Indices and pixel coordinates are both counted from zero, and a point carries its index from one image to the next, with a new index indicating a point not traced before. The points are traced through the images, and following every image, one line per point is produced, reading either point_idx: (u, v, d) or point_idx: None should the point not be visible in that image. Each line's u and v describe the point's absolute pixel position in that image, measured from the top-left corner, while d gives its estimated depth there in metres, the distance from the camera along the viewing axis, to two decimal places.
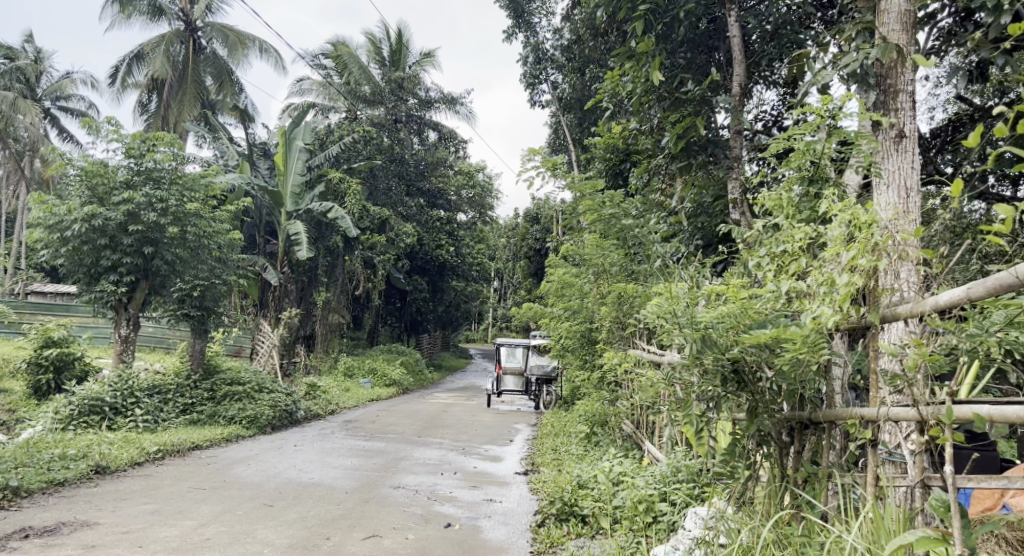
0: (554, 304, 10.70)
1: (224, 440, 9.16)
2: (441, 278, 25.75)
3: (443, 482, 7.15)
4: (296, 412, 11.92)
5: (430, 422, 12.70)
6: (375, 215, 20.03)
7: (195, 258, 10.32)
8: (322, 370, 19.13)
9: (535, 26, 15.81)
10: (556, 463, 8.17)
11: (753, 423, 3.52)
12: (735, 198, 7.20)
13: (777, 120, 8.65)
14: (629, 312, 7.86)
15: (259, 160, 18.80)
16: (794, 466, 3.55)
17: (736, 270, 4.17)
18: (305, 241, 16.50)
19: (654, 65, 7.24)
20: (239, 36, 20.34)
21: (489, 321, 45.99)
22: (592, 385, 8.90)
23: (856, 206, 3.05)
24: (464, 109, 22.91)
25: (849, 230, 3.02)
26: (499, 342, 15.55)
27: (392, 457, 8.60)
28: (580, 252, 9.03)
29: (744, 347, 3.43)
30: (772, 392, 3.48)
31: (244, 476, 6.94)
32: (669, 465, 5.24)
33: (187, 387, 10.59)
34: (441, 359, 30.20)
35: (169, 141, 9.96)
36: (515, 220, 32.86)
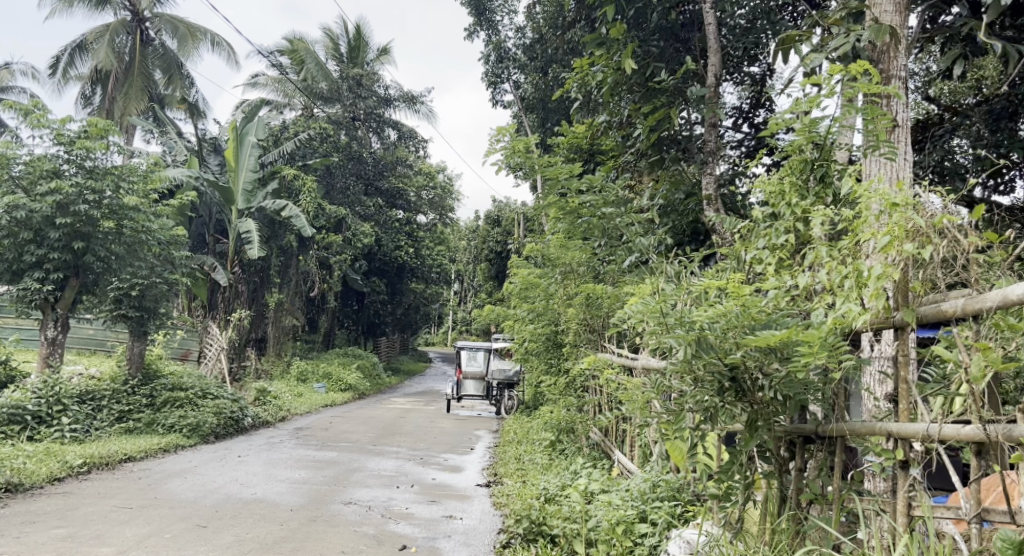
0: (517, 306, 10.24)
1: (161, 450, 8.47)
2: (399, 279, 25.17)
3: (398, 496, 6.62)
4: (243, 419, 11.22)
5: (387, 428, 12.13)
6: (331, 214, 19.35)
7: (133, 255, 9.62)
8: (274, 375, 18.35)
9: (496, 24, 15.28)
10: (520, 474, 7.69)
11: (752, 438, 3.10)
12: (711, 194, 6.82)
13: (749, 113, 8.35)
14: (599, 314, 7.37)
15: (209, 155, 17.95)
16: (797, 486, 3.13)
17: (730, 261, 3.77)
18: (256, 240, 15.81)
19: (626, 53, 6.77)
20: (190, 28, 19.42)
21: (449, 325, 45.47)
22: (557, 391, 8.43)
23: (886, 187, 2.52)
24: (424, 108, 22.34)
25: (878, 213, 2.51)
26: (459, 345, 14.98)
27: (345, 469, 8.02)
28: (544, 252, 8.58)
29: (746, 350, 2.98)
30: (774, 402, 3.05)
31: (178, 493, 6.31)
32: (647, 481, 4.79)
33: (124, 393, 9.88)
34: (399, 363, 29.56)
35: (104, 130, 9.18)
36: (477, 222, 32.41)
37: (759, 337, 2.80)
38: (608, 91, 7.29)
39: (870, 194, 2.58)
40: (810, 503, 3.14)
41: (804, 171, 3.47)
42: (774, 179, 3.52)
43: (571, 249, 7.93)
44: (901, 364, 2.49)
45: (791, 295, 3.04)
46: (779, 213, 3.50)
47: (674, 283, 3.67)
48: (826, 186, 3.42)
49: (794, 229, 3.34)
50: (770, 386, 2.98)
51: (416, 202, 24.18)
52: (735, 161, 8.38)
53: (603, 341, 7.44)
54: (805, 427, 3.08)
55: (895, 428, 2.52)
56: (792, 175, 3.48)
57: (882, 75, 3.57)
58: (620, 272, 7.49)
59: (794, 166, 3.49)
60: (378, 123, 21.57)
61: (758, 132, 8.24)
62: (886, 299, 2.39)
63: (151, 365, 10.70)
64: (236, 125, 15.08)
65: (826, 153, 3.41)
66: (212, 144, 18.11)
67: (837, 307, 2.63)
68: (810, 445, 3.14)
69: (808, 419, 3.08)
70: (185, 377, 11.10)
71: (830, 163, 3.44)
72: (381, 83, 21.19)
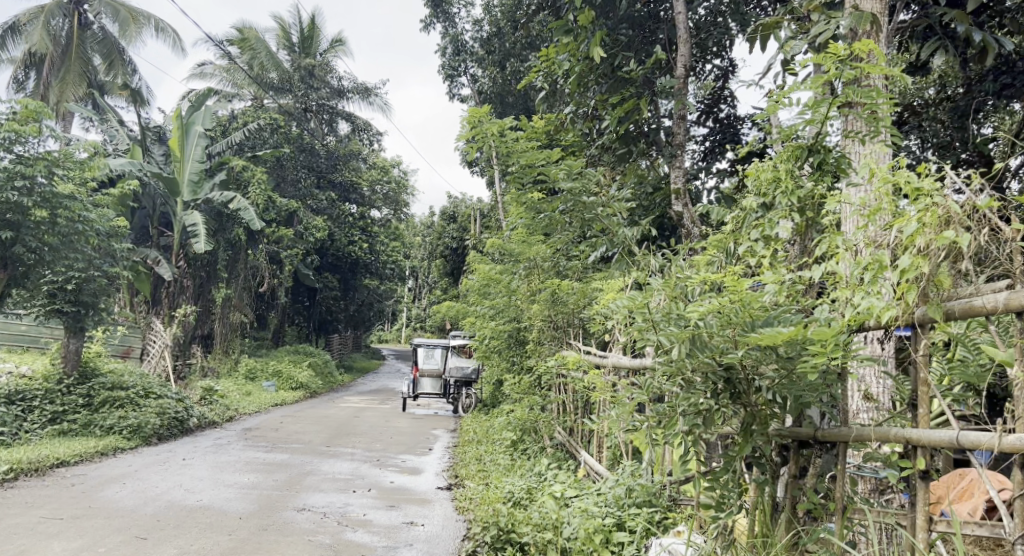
0: (477, 303, 9.93)
1: (97, 454, 7.96)
2: (353, 275, 24.63)
3: (355, 502, 6.28)
4: (188, 420, 10.69)
5: (340, 428, 11.71)
6: (282, 207, 18.75)
7: (68, 246, 9.06)
8: (221, 373, 17.68)
9: (453, 17, 14.93)
10: (481, 476, 7.42)
11: (748, 443, 2.85)
12: (679, 188, 6.38)
13: (711, 108, 8.17)
14: (565, 311, 7.10)
15: (154, 145, 17.20)
16: (793, 494, 2.91)
17: (720, 252, 3.52)
18: (203, 233, 15.22)
19: (595, 40, 6.47)
20: (131, 12, 18.59)
21: (403, 322, 44.91)
22: (520, 390, 8.16)
23: (911, 170, 2.29)
24: (379, 101, 21.85)
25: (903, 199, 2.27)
26: (416, 343, 14.59)
27: (297, 472, 7.62)
28: (506, 248, 8.29)
29: (746, 349, 2.72)
30: (773, 404, 2.81)
31: (115, 501, 5.86)
32: (622, 486, 4.53)
33: (59, 393, 9.32)
34: (352, 361, 28.99)
35: (36, 112, 8.59)
36: (431, 218, 32.01)
37: (763, 335, 2.55)
38: (575, 81, 7.00)
39: (892, 180, 2.35)
40: (807, 512, 2.92)
41: (801, 158, 3.18)
42: (769, 165, 3.25)
43: (534, 244, 7.64)
44: (921, 365, 2.27)
45: (793, 291, 2.81)
46: (772, 202, 3.25)
47: (659, 276, 3.40)
48: (823, 172, 3.16)
49: (789, 219, 3.12)
50: (767, 387, 2.75)
51: (370, 196, 23.62)
52: (699, 156, 8.24)
53: (569, 338, 7.19)
54: (802, 431, 2.84)
55: (915, 434, 2.29)
56: (786, 160, 3.21)
57: (884, 55, 3.28)
58: (586, 267, 7.23)
59: (790, 151, 3.21)
60: (330, 115, 21.00)
61: (722, 127, 8.07)
62: (910, 291, 2.18)
63: (89, 363, 10.14)
64: (182, 114, 14.47)
65: (825, 136, 3.13)
66: (156, 133, 17.35)
67: (853, 301, 2.39)
68: (807, 450, 2.92)
69: (805, 423, 2.85)
70: (125, 375, 10.53)
71: (829, 147, 3.15)
72: (335, 74, 20.64)
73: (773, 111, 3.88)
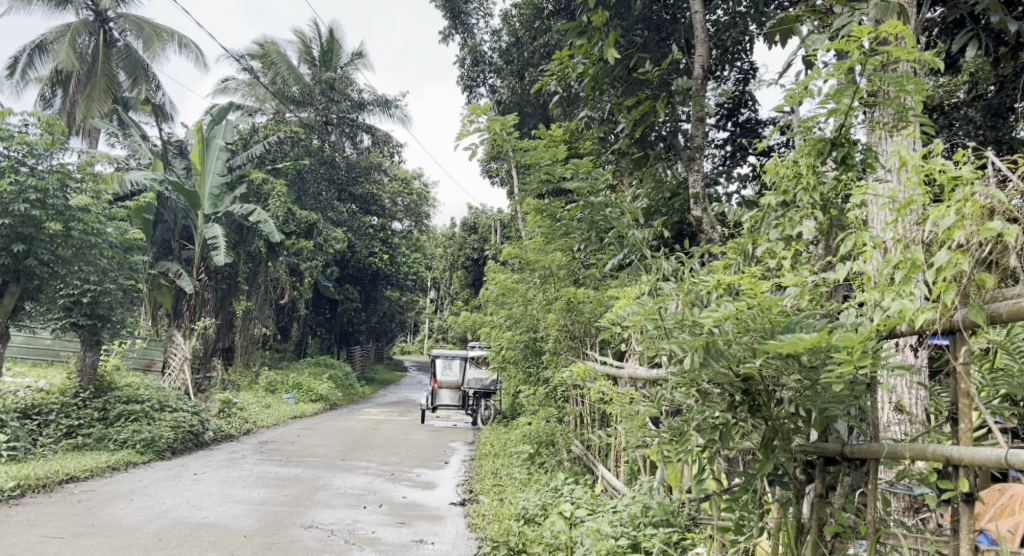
0: (494, 312, 9.74)
1: (109, 468, 7.87)
2: (374, 286, 24.58)
3: (365, 518, 6.09)
4: (204, 434, 10.59)
5: (357, 441, 11.54)
6: (302, 219, 18.72)
7: (82, 259, 9.02)
8: (241, 386, 17.66)
9: (472, 27, 14.79)
10: (497, 491, 7.20)
11: (768, 461, 2.61)
12: (698, 192, 6.14)
13: (733, 111, 7.93)
14: (581, 320, 6.89)
15: (175, 159, 17.23)
16: (820, 515, 2.65)
17: (737, 254, 3.29)
18: (223, 246, 15.20)
19: (609, 42, 6.23)
20: (155, 29, 18.69)
21: (426, 333, 44.89)
22: (536, 402, 7.95)
23: (947, 158, 2.06)
24: (399, 112, 21.81)
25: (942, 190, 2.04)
26: (434, 354, 14.39)
27: (308, 487, 7.45)
28: (522, 256, 8.10)
29: (765, 357, 2.48)
30: (796, 418, 2.57)
31: (119, 518, 5.74)
32: (638, 504, 4.30)
33: (74, 407, 9.27)
34: (374, 372, 28.94)
35: (49, 125, 8.57)
36: (452, 228, 31.95)
37: (784, 343, 2.32)
38: (590, 84, 6.74)
39: (926, 169, 2.11)
40: (836, 535, 2.66)
41: (824, 151, 2.93)
42: (789, 160, 3.01)
43: (549, 251, 7.43)
44: (961, 375, 2.03)
45: (815, 294, 2.57)
46: (793, 200, 3.02)
47: (672, 281, 3.17)
48: (848, 166, 2.90)
49: (810, 217, 2.90)
50: (790, 399, 2.51)
51: (391, 208, 23.57)
52: (720, 159, 8.00)
53: (585, 348, 6.99)
54: (828, 448, 2.59)
55: (955, 452, 2.05)
56: (808, 154, 2.96)
57: (914, 39, 3.03)
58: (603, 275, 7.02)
59: (811, 144, 2.95)
60: (351, 128, 21.00)
61: (743, 130, 7.84)
62: (949, 292, 1.94)
63: (105, 377, 10.08)
64: (202, 128, 14.44)
65: (849, 127, 2.87)
66: (177, 147, 17.42)
67: (885, 303, 2.15)
68: (833, 468, 2.66)
69: (831, 438, 2.60)
70: (141, 389, 10.46)
71: (854, 139, 2.91)
72: (355, 87, 20.67)
73: (794, 102, 3.64)
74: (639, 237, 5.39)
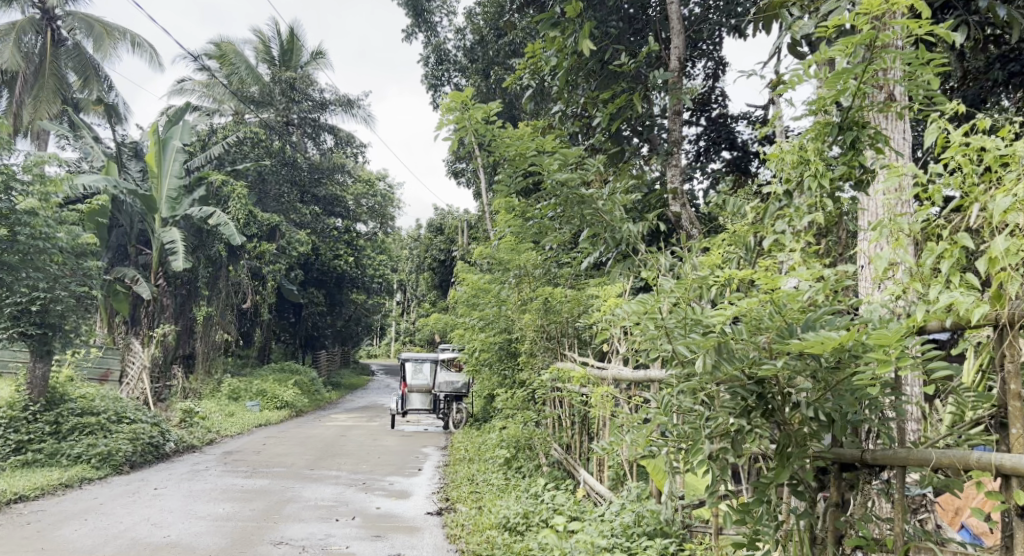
0: (465, 315, 9.48)
1: (61, 485, 7.46)
2: (339, 290, 24.11)
3: (338, 532, 5.79)
4: (164, 446, 10.15)
5: (325, 449, 11.19)
6: (263, 221, 18.19)
7: (29, 264, 8.57)
8: (203, 394, 17.13)
9: (435, 26, 14.48)
10: (474, 499, 6.95)
11: (784, 470, 2.31)
12: (675, 187, 5.91)
13: (705, 107, 7.70)
14: (559, 320, 6.68)
15: (129, 162, 16.62)
16: (843, 527, 2.39)
17: (739, 245, 3.14)
18: (182, 251, 14.70)
19: (585, 33, 5.82)
20: (106, 27, 18.05)
21: (392, 336, 44.41)
22: (511, 405, 7.71)
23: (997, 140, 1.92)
24: (362, 112, 21.43)
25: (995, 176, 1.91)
26: (404, 358, 14.05)
27: (276, 499, 7.12)
28: (495, 256, 7.84)
29: (784, 358, 2.23)
30: (815, 422, 2.30)
31: (72, 541, 5.39)
32: (631, 513, 4.10)
33: (23, 421, 8.82)
34: (340, 377, 28.45)
35: None
36: (418, 230, 31.61)
37: (808, 342, 2.07)
38: (563, 77, 6.42)
39: (970, 150, 2.00)
40: (857, 548, 2.41)
41: (830, 136, 2.62)
42: (794, 144, 2.74)
43: (523, 250, 7.19)
44: (1013, 374, 1.89)
45: (832, 290, 2.31)
46: (797, 188, 2.79)
47: (667, 276, 2.89)
48: (856, 152, 2.62)
49: (819, 208, 2.67)
50: (808, 403, 2.24)
51: (355, 210, 23.13)
52: (693, 156, 7.76)
53: (564, 349, 6.79)
54: (846, 454, 2.31)
55: (1010, 459, 1.88)
56: (813, 139, 2.67)
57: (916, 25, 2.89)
58: (578, 273, 6.81)
59: (817, 126, 2.65)
60: (313, 129, 20.56)
61: (716, 126, 7.60)
62: (1014, 281, 1.83)
63: (56, 388, 9.62)
64: (159, 128, 13.92)
65: (861, 109, 2.55)
66: (133, 149, 16.78)
67: (929, 298, 1.98)
68: (849, 474, 2.37)
69: (848, 443, 2.32)
70: (96, 400, 10.02)
71: (864, 122, 2.59)
72: (316, 86, 20.24)
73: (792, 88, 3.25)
74: (630, 232, 5.11)
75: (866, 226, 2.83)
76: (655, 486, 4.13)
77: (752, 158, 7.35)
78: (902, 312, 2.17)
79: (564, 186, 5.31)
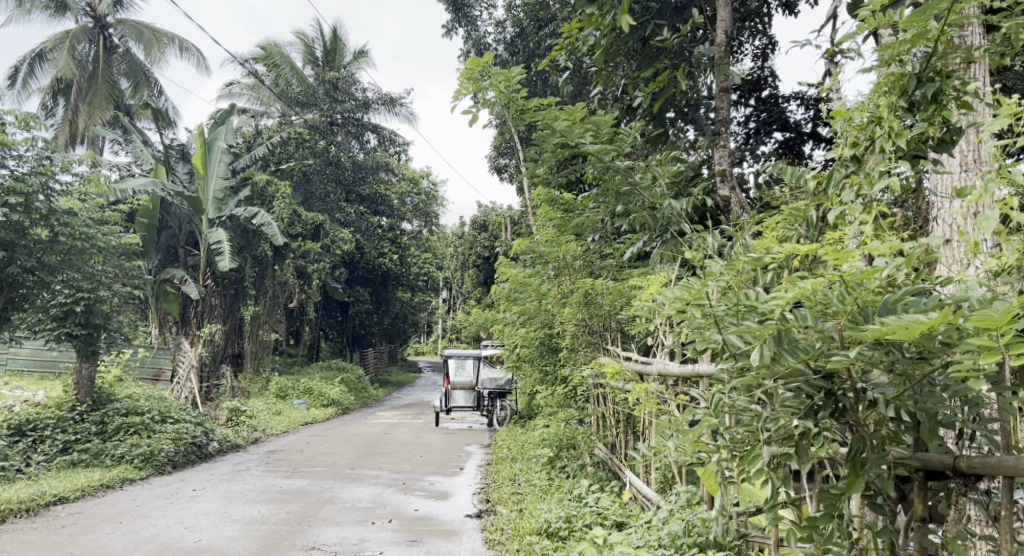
0: (506, 310, 9.21)
1: (102, 485, 7.43)
2: (385, 288, 24.10)
3: (373, 537, 5.57)
4: (208, 445, 10.13)
5: (369, 448, 11.05)
6: (308, 220, 18.18)
7: (69, 265, 8.54)
8: (251, 392, 17.24)
9: (475, 20, 14.15)
10: (516, 500, 6.68)
11: (859, 480, 1.94)
12: (723, 170, 5.41)
13: (755, 87, 7.26)
14: (601, 314, 6.36)
15: (177, 164, 16.75)
16: (931, 548, 2.00)
17: (799, 219, 2.77)
18: (228, 251, 14.69)
19: (623, 7, 5.39)
20: (155, 32, 18.22)
21: (439, 334, 44.54)
22: (555, 402, 7.41)
23: None
24: (405, 111, 21.33)
25: None
26: (447, 354, 13.85)
27: (314, 501, 6.95)
28: (533, 250, 7.53)
29: (859, 348, 1.87)
30: (895, 422, 1.93)
31: (104, 545, 5.29)
32: (679, 522, 3.77)
33: (70, 422, 8.86)
34: (388, 375, 28.50)
35: (28, 122, 8.01)
36: (462, 227, 31.53)
37: (889, 327, 1.72)
38: (601, 57, 6.02)
39: None
40: None
41: (905, 90, 2.26)
42: (864, 102, 2.38)
43: (564, 242, 6.86)
44: None
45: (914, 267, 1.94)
46: (866, 153, 2.43)
47: (719, 258, 2.53)
48: (940, 106, 2.23)
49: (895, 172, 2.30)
50: (886, 402, 1.88)
51: (400, 208, 23.06)
52: (743, 139, 7.31)
53: (606, 344, 6.47)
54: (933, 460, 1.93)
55: None
56: (885, 93, 2.30)
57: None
58: (621, 264, 6.47)
59: (889, 80, 2.29)
60: (357, 128, 20.53)
61: (766, 107, 7.15)
62: None
63: (102, 388, 9.66)
64: (203, 130, 13.90)
65: (944, 57, 2.19)
66: (179, 151, 16.90)
67: None
68: (937, 484, 1.98)
69: (936, 447, 1.95)
70: (142, 400, 10.02)
71: (946, 73, 2.23)
72: (359, 86, 20.20)
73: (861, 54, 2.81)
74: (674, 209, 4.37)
75: (947, 194, 2.43)
76: (705, 492, 3.80)
77: (806, 138, 6.87)
78: (1002, 291, 1.81)
79: (599, 159, 4.47)
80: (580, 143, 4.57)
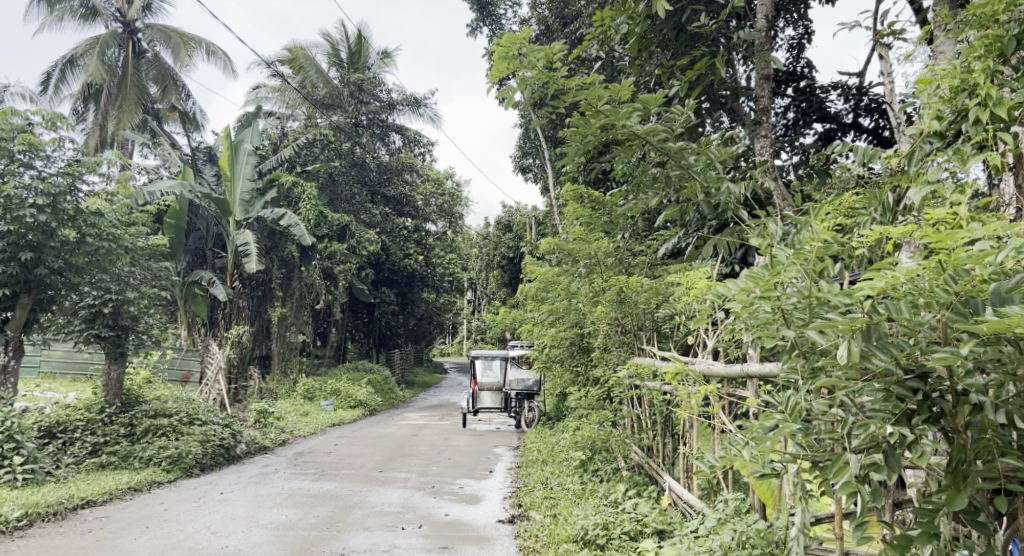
0: (535, 310, 9.00)
1: (130, 488, 7.35)
2: (411, 289, 23.98)
3: (403, 543, 5.41)
4: (236, 447, 10.05)
5: (396, 450, 10.91)
6: (334, 221, 18.13)
7: (96, 266, 8.51)
8: (279, 394, 17.20)
9: (500, 18, 14.00)
10: (549, 506, 6.48)
11: (960, 495, 1.77)
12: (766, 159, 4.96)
13: (791, 77, 6.95)
14: (635, 312, 6.12)
15: (204, 166, 16.79)
16: None
17: (871, 205, 2.60)
18: (255, 253, 14.61)
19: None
20: (182, 36, 18.25)
21: (465, 335, 44.34)
22: (586, 404, 7.19)
23: None
24: (429, 112, 21.24)
25: None
26: (474, 355, 13.67)
27: (342, 505, 6.81)
28: (563, 248, 7.31)
29: (966, 342, 1.71)
30: (1000, 427, 1.76)
31: (131, 550, 5.19)
32: (729, 532, 3.53)
33: (99, 424, 8.80)
34: (414, 376, 28.35)
35: (56, 120, 7.98)
36: (487, 227, 31.32)
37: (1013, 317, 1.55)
38: (635, 45, 5.75)
39: None
40: None
41: (1003, 52, 2.25)
42: (951, 67, 2.33)
43: (595, 239, 6.63)
44: None
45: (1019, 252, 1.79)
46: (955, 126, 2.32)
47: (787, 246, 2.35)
48: None
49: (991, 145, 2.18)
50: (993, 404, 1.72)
51: (425, 210, 22.95)
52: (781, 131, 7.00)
53: (641, 344, 6.25)
54: None
55: None
56: (981, 56, 2.27)
57: None
58: (656, 261, 6.24)
59: (984, 42, 2.26)
60: (381, 129, 20.44)
61: (805, 97, 6.84)
62: None
63: (131, 391, 9.61)
64: (230, 131, 13.83)
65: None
66: (206, 153, 16.91)
67: None
68: None
69: None
70: (170, 402, 9.96)
71: None
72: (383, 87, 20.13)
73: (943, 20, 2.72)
74: (732, 194, 3.78)
75: None
76: (757, 500, 3.58)
77: (847, 129, 6.56)
78: None
79: (648, 140, 3.86)
80: (626, 124, 3.87)
